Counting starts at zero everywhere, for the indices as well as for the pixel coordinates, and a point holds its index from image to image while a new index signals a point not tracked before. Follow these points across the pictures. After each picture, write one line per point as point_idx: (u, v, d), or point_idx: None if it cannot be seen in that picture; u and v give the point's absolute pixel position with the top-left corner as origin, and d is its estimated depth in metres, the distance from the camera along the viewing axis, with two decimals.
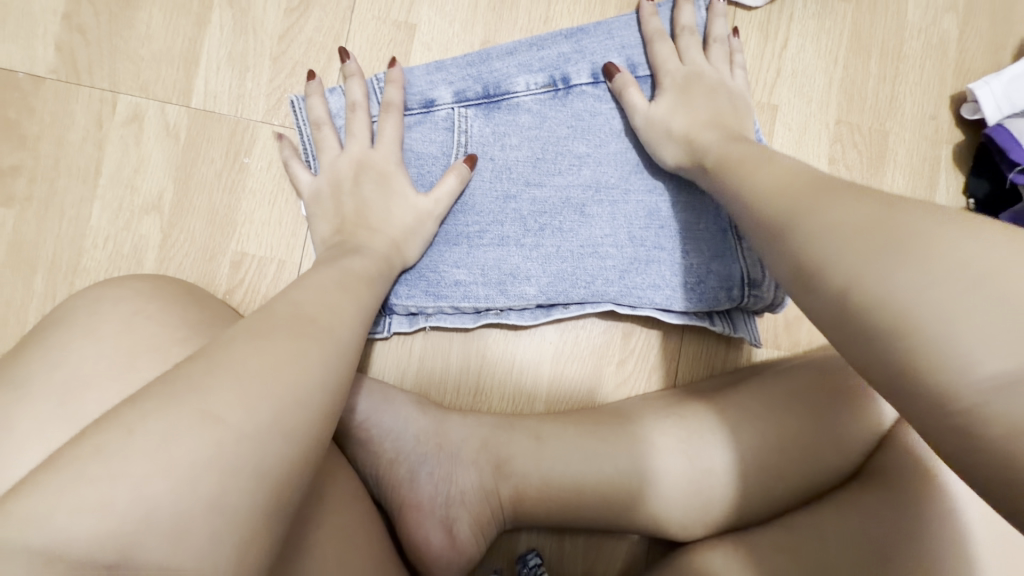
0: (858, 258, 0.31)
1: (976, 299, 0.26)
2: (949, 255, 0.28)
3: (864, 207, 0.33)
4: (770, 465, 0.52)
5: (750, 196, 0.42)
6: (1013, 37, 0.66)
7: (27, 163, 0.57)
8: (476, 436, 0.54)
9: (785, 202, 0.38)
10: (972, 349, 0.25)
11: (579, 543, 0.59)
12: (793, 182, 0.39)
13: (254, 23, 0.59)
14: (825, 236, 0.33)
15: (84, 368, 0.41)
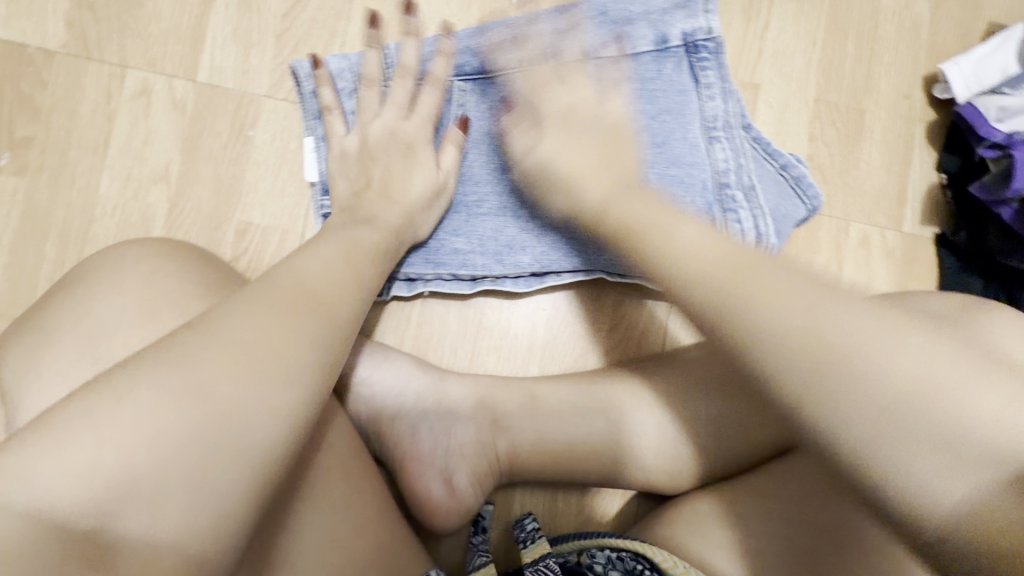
0: (825, 383, 0.32)
1: (900, 448, 0.30)
2: (881, 409, 0.31)
3: (796, 311, 0.33)
4: (751, 421, 0.56)
5: (685, 272, 0.38)
6: (982, 20, 0.70)
7: (38, 134, 0.59)
8: (473, 394, 0.56)
9: (713, 292, 0.37)
10: (943, 498, 0.29)
11: (571, 499, 0.62)
12: (712, 253, 0.39)
13: (259, 1, 0.62)
14: (772, 337, 0.33)
15: (103, 321, 0.44)
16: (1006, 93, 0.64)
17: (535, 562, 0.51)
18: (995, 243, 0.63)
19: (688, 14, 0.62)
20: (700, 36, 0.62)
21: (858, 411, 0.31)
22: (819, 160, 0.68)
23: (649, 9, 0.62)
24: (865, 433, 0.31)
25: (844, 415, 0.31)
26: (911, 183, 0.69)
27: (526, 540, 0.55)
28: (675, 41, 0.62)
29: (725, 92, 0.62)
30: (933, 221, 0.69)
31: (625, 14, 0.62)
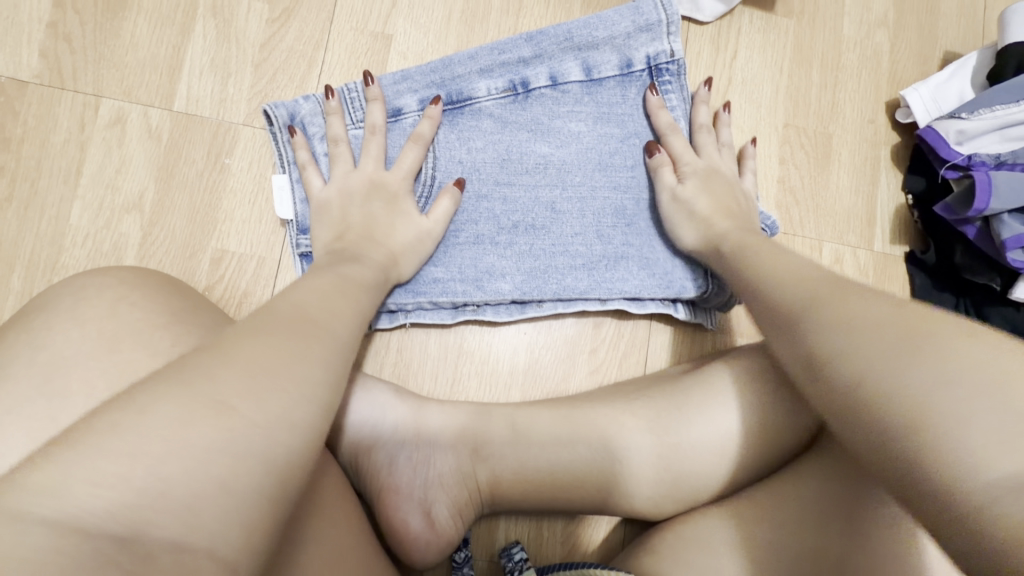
0: (885, 350, 0.33)
1: (971, 403, 0.29)
2: (951, 360, 0.31)
3: (879, 305, 0.37)
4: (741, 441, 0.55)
5: (788, 278, 0.45)
6: (938, 49, 0.73)
7: (9, 164, 0.58)
8: (453, 422, 0.55)
9: (799, 293, 0.42)
10: (991, 450, 0.27)
11: (557, 527, 0.61)
12: (811, 273, 0.44)
13: (237, 33, 0.62)
14: (840, 324, 0.37)
15: (65, 355, 0.42)
16: (964, 116, 0.65)
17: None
18: (961, 259, 0.65)
19: (650, 40, 0.64)
20: (663, 59, 0.65)
21: (914, 379, 0.31)
22: (791, 183, 0.70)
23: (613, 36, 0.64)
24: (920, 397, 0.30)
25: (900, 375, 0.32)
26: (879, 203, 0.71)
27: (513, 570, 0.55)
28: (639, 67, 0.64)
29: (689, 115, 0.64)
30: (902, 241, 0.71)
31: (592, 40, 0.64)
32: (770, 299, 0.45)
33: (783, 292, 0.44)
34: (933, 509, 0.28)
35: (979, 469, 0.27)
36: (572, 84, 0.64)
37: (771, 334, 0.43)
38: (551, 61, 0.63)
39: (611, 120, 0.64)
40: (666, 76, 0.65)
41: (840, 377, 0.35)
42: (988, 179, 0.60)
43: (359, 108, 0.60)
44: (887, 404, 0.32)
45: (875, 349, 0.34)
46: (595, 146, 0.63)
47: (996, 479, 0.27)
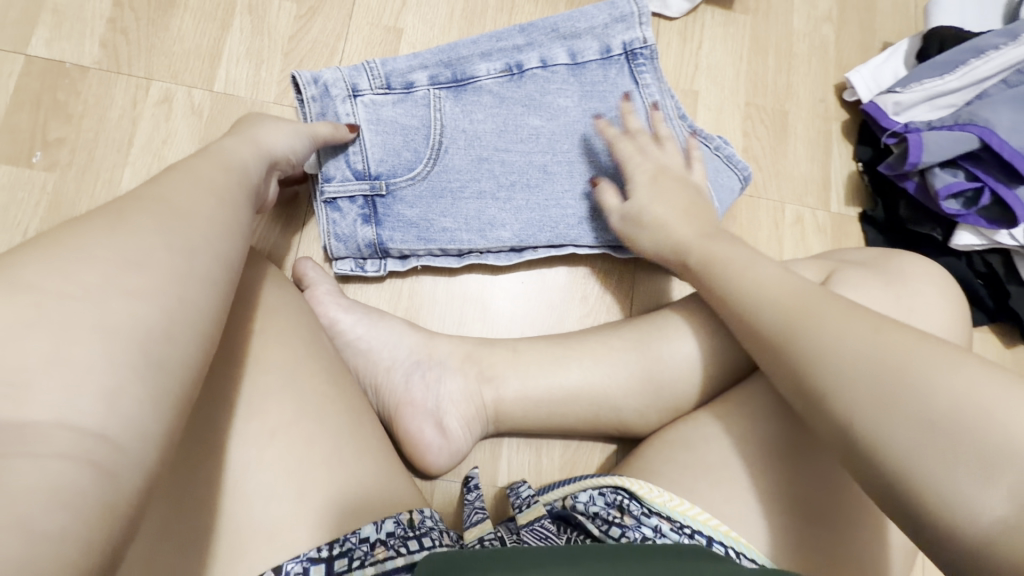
0: (869, 394, 0.37)
1: (955, 448, 0.34)
2: (932, 404, 0.35)
3: (853, 333, 0.40)
4: (718, 360, 0.62)
5: (757, 292, 0.48)
6: (877, 40, 0.84)
7: (70, 136, 0.66)
8: (460, 350, 0.62)
9: (773, 313, 0.45)
10: (978, 496, 0.32)
11: (555, 453, 0.68)
12: (780, 290, 0.47)
13: (270, 27, 0.72)
14: (823, 363, 0.40)
15: None
16: (898, 90, 0.74)
17: (531, 522, 0.58)
18: (906, 213, 0.74)
19: (626, 28, 0.74)
20: (637, 45, 0.75)
21: (905, 426, 0.36)
22: (754, 152, 0.79)
23: (593, 28, 0.74)
24: (912, 446, 0.35)
25: (897, 423, 0.36)
26: (833, 169, 0.80)
27: (521, 506, 0.61)
28: (617, 53, 0.75)
29: (661, 89, 0.74)
30: (856, 203, 0.79)
31: (575, 31, 0.74)
32: (746, 317, 0.48)
33: (769, 303, 0.46)
34: (933, 538, 0.34)
35: (974, 514, 0.32)
36: (559, 66, 0.74)
37: (756, 354, 0.47)
38: (541, 48, 0.74)
39: (594, 96, 0.73)
40: (640, 59, 0.75)
41: (831, 422, 0.39)
42: (919, 138, 0.69)
43: (377, 76, 0.68)
44: (882, 455, 0.36)
45: (861, 394, 0.38)
46: (580, 116, 0.73)
47: (991, 522, 0.32)
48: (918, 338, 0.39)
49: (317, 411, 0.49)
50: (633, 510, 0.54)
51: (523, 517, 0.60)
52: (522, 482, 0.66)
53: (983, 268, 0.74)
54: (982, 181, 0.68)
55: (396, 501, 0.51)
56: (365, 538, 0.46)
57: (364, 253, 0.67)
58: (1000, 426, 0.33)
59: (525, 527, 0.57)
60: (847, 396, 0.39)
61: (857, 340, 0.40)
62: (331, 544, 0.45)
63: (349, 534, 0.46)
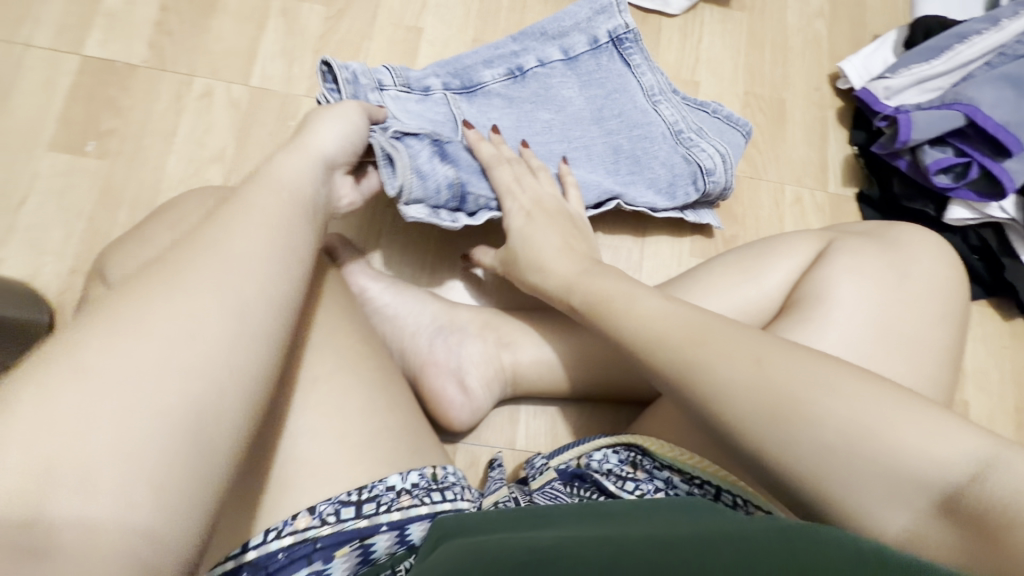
0: (776, 432, 0.39)
1: (857, 471, 0.37)
2: (825, 430, 0.38)
3: (741, 369, 0.41)
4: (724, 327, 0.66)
5: (650, 334, 0.45)
6: (867, 33, 0.89)
7: (120, 127, 0.72)
8: (479, 317, 0.66)
9: (667, 355, 0.44)
10: (883, 513, 0.36)
11: (571, 420, 0.71)
12: (664, 328, 0.45)
13: (301, 28, 0.79)
14: (724, 407, 0.41)
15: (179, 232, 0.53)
16: (889, 76, 0.79)
17: (542, 486, 0.60)
18: (899, 189, 0.78)
19: (608, 18, 0.80)
20: (621, 31, 0.80)
21: (808, 457, 0.38)
22: (753, 138, 0.84)
23: (580, 24, 0.79)
24: (822, 478, 0.38)
25: (804, 454, 0.38)
26: (830, 153, 0.84)
27: (534, 474, 0.63)
28: (603, 43, 0.80)
29: (650, 66, 0.79)
30: (853, 183, 0.83)
31: (562, 32, 0.79)
32: (645, 360, 0.45)
33: (651, 332, 0.45)
34: None
35: (883, 527, 0.36)
36: (555, 64, 0.79)
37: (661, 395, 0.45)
38: (535, 50, 0.78)
39: (594, 85, 0.79)
40: (626, 43, 0.80)
41: (748, 459, 0.41)
42: (908, 117, 0.73)
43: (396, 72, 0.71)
44: (798, 483, 0.39)
45: (764, 427, 0.39)
46: (585, 103, 0.78)
47: (896, 531, 0.36)
48: (800, 358, 0.41)
49: (353, 363, 0.53)
50: (646, 465, 0.58)
51: (536, 482, 0.62)
52: (536, 454, 0.68)
53: (977, 241, 0.77)
54: (970, 156, 0.72)
55: (423, 455, 0.53)
56: (392, 486, 0.49)
57: (443, 199, 0.65)
58: (885, 443, 0.36)
59: (536, 492, 0.59)
60: (754, 431, 0.40)
61: (744, 369, 0.41)
62: (361, 489, 0.47)
63: (376, 481, 0.48)
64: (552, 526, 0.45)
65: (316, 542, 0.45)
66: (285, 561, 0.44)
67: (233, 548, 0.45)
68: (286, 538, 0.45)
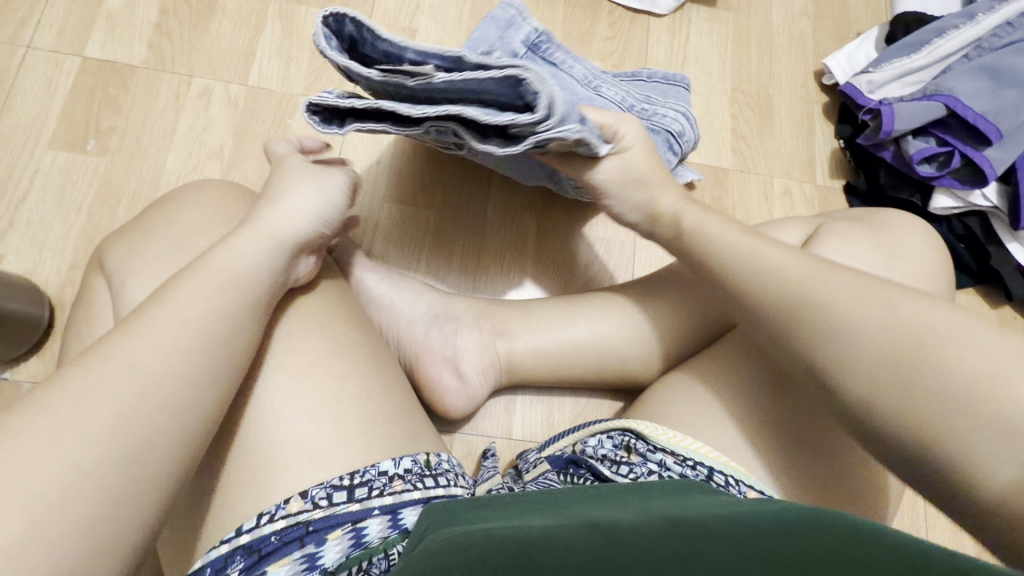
0: (894, 374, 0.41)
1: (977, 420, 0.38)
2: (951, 380, 0.39)
3: (869, 312, 0.43)
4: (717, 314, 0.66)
5: (773, 279, 0.48)
6: (850, 31, 0.92)
7: (119, 125, 0.74)
8: (474, 308, 0.67)
9: (783, 300, 0.47)
10: (994, 465, 0.37)
11: (565, 409, 0.72)
12: (795, 268, 0.48)
13: (298, 29, 0.80)
14: (844, 346, 0.43)
15: (178, 222, 0.54)
16: (872, 70, 0.81)
17: (536, 476, 0.60)
18: (885, 180, 0.80)
19: (516, 28, 0.69)
20: (535, 37, 0.70)
21: (925, 402, 0.39)
22: (741, 132, 0.85)
23: (495, 46, 0.68)
24: (937, 427, 0.39)
25: (929, 404, 0.39)
26: (817, 147, 0.86)
27: (529, 467, 0.64)
28: (525, 56, 0.70)
29: (573, 59, 0.72)
30: (840, 175, 0.85)
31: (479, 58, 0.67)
32: (754, 305, 0.48)
33: (768, 288, 0.48)
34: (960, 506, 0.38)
35: (989, 481, 0.37)
36: None
37: (764, 341, 0.48)
38: None
39: None
40: (545, 48, 0.71)
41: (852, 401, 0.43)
42: (891, 109, 0.75)
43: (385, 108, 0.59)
44: (904, 433, 0.40)
45: (886, 372, 0.41)
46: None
47: (1002, 485, 0.36)
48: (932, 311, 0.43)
49: (347, 350, 0.54)
50: (639, 449, 0.58)
51: (531, 474, 0.62)
52: (529, 447, 0.68)
53: (962, 231, 0.78)
54: (952, 145, 0.74)
55: (416, 441, 0.54)
56: (384, 471, 0.49)
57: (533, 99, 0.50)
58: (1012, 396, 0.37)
59: (530, 483, 0.59)
60: (874, 380, 0.42)
61: (876, 321, 0.43)
62: (352, 474, 0.48)
63: (369, 466, 0.49)
64: (551, 509, 0.47)
65: (308, 525, 0.45)
66: (278, 545, 0.45)
67: (228, 532, 0.46)
68: (279, 521, 0.45)
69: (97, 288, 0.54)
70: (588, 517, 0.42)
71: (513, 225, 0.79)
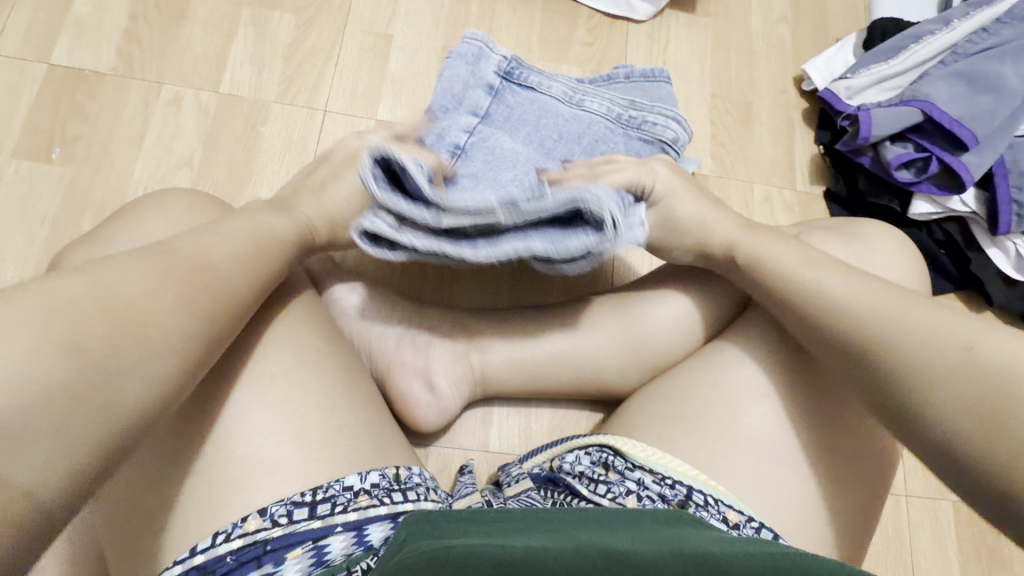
0: (971, 418, 0.40)
1: None
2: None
3: (953, 351, 0.42)
4: (696, 324, 0.65)
5: (845, 310, 0.48)
6: (829, 37, 0.92)
7: (86, 134, 0.72)
8: (448, 318, 0.66)
9: (855, 332, 0.47)
10: None
11: (544, 421, 0.70)
12: (868, 300, 0.47)
13: (271, 35, 0.79)
14: (919, 383, 0.43)
15: (136, 232, 0.52)
16: (850, 76, 0.81)
17: (517, 493, 0.59)
18: (864, 186, 0.80)
19: (483, 61, 0.70)
20: (504, 66, 0.71)
21: (1011, 449, 0.38)
22: (721, 139, 0.85)
23: (468, 82, 0.69)
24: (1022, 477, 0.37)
25: (1016, 442, 0.38)
26: (797, 153, 0.86)
27: (510, 481, 0.62)
28: (500, 86, 0.71)
29: (545, 76, 0.73)
30: (821, 181, 0.84)
31: (458, 95, 0.69)
32: (824, 333, 0.49)
33: (851, 310, 0.48)
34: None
35: None
36: (479, 127, 0.69)
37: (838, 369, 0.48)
38: (450, 127, 0.68)
39: (524, 124, 0.71)
40: (517, 72, 0.72)
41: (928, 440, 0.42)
42: (868, 115, 0.75)
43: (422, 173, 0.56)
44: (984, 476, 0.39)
45: (965, 415, 0.40)
46: (528, 154, 0.69)
47: None
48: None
49: (313, 362, 0.52)
50: (618, 466, 0.57)
51: (511, 490, 0.61)
52: (511, 461, 0.66)
53: (942, 237, 0.78)
54: (929, 150, 0.74)
55: (385, 454, 0.52)
56: (349, 486, 0.47)
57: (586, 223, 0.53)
58: None
59: (511, 499, 0.59)
60: (952, 419, 0.41)
61: (961, 360, 0.42)
62: (315, 489, 0.46)
63: (333, 482, 0.47)
64: (546, 529, 0.46)
65: (267, 544, 0.43)
66: (233, 565, 0.43)
67: (182, 552, 0.44)
68: (236, 541, 0.43)
69: None
70: (580, 540, 0.42)
71: None
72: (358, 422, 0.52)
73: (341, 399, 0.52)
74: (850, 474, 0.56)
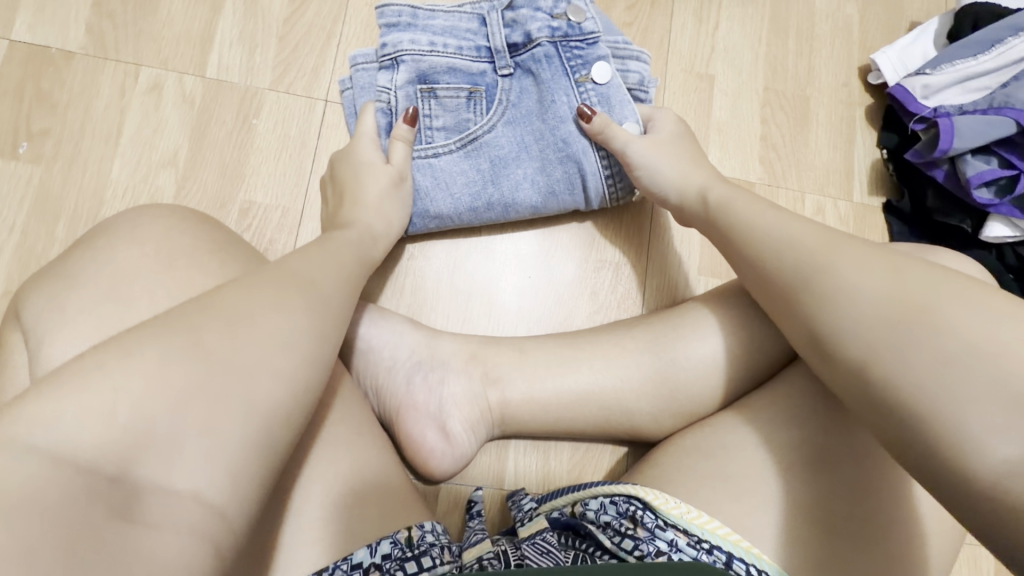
0: (874, 342, 0.38)
1: (976, 395, 0.33)
2: (950, 337, 0.35)
3: (873, 276, 0.40)
4: (738, 365, 0.59)
5: (765, 244, 0.47)
6: (903, 21, 0.80)
7: (55, 128, 0.63)
8: (465, 350, 0.60)
9: (795, 259, 0.45)
10: (985, 442, 0.32)
11: (564, 456, 0.65)
12: (804, 236, 0.46)
13: (262, 9, 0.69)
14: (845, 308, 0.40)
15: (105, 269, 0.45)
16: (929, 72, 0.70)
17: (532, 535, 0.53)
18: (934, 201, 0.71)
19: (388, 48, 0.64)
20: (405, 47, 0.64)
21: (915, 375, 0.35)
22: (772, 140, 0.75)
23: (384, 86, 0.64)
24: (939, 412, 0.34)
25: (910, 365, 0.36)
26: (856, 159, 0.76)
27: (523, 520, 0.57)
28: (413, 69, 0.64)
29: (445, 33, 0.65)
30: (880, 192, 0.75)
31: (385, 85, 0.65)
32: (760, 268, 0.47)
33: (780, 254, 0.46)
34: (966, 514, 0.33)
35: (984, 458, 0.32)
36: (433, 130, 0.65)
37: (772, 309, 0.46)
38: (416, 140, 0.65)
39: (468, 106, 0.65)
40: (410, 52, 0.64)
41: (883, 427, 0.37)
42: (950, 124, 0.66)
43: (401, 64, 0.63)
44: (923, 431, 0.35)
45: (874, 339, 0.38)
46: (491, 129, 0.65)
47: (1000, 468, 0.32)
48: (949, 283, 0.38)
49: (313, 421, 0.47)
50: (647, 522, 0.50)
51: (525, 529, 0.55)
52: (520, 490, 0.62)
53: (1014, 261, 0.68)
54: (1017, 167, 0.66)
55: (394, 519, 0.47)
56: (357, 564, 0.42)
57: None
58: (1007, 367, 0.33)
59: (525, 541, 0.52)
60: (859, 342, 0.38)
61: (869, 279, 0.40)
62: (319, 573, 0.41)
63: (339, 561, 0.42)
64: None
65: None
66: None
67: None
68: None
69: (12, 345, 0.46)
70: None
71: (511, 249, 0.68)
72: (364, 487, 0.47)
73: (342, 462, 0.46)
74: (914, 552, 0.50)
